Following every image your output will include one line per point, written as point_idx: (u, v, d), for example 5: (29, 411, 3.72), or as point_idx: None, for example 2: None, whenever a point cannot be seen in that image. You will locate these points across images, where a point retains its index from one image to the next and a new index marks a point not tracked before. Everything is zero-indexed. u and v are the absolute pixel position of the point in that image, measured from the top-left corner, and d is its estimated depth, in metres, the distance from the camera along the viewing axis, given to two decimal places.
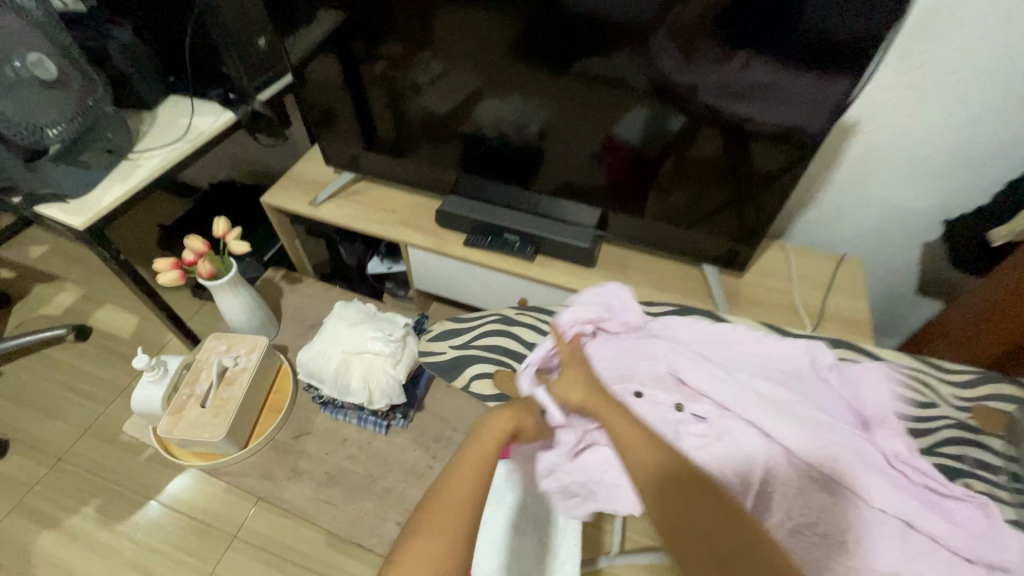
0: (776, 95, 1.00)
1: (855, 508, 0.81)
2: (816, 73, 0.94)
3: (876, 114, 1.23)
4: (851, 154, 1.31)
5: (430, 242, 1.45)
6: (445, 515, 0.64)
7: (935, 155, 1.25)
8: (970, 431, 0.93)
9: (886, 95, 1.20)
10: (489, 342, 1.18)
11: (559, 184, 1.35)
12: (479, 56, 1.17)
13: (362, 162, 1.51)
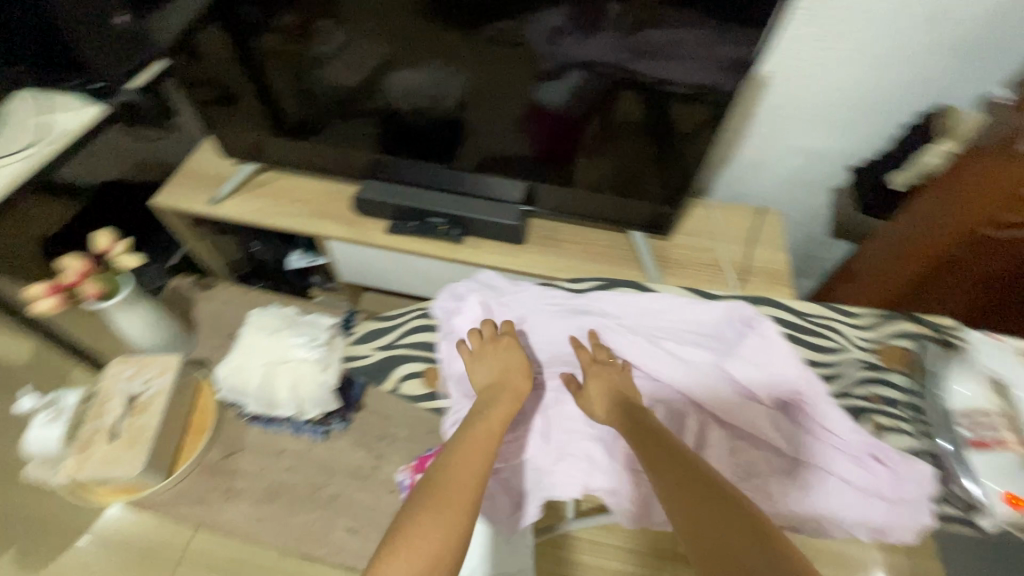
0: (691, 50, 0.91)
1: (771, 457, 0.87)
2: (733, 23, 0.85)
3: (801, 60, 1.15)
4: (775, 104, 1.23)
5: (353, 232, 1.31)
6: (452, 491, 0.65)
7: (865, 100, 1.19)
8: (877, 371, 0.92)
9: (811, 39, 1.11)
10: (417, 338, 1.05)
11: (481, 159, 1.22)
12: (382, 21, 1.00)
13: (265, 148, 1.34)
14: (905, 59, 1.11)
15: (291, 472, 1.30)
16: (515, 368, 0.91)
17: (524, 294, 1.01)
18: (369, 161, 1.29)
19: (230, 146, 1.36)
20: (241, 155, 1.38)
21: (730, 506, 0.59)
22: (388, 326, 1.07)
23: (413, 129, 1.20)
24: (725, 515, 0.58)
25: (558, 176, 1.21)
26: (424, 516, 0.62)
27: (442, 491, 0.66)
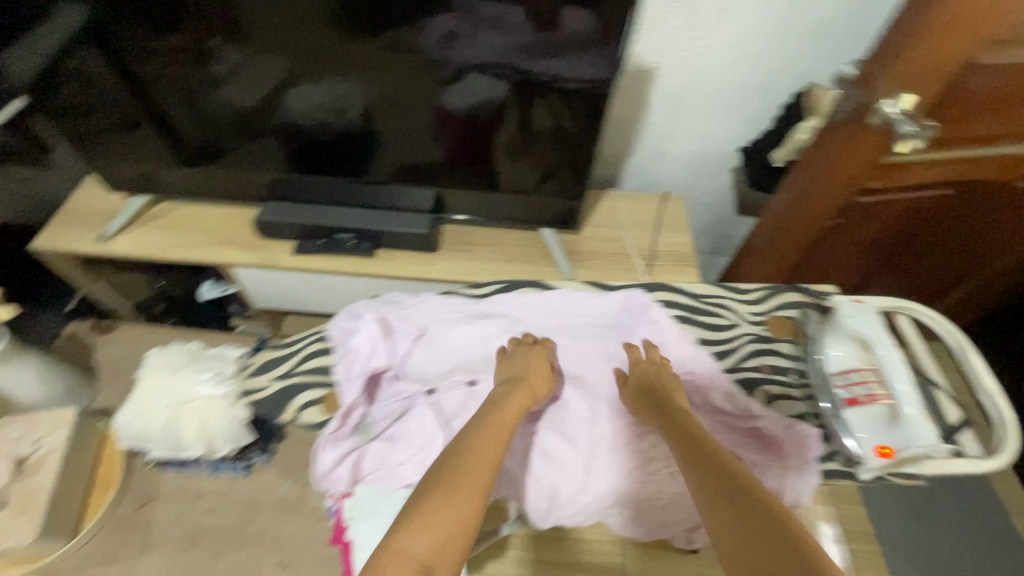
0: (590, 48, 0.92)
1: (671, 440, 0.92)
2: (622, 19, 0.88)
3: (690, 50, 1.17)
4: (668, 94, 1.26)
5: (253, 258, 1.24)
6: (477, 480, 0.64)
7: (753, 83, 1.23)
8: (765, 341, 0.99)
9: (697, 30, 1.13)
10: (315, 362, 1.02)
11: (392, 171, 1.18)
12: (282, 38, 0.95)
13: (155, 179, 1.24)
14: (782, 43, 1.15)
15: (212, 514, 1.24)
16: (539, 373, 0.88)
17: (424, 305, 1.01)
18: (272, 182, 1.23)
19: (114, 182, 1.25)
20: (128, 188, 1.27)
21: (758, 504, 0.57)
22: (284, 353, 1.05)
23: (317, 145, 1.15)
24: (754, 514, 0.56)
25: (460, 183, 1.20)
26: (426, 504, 0.60)
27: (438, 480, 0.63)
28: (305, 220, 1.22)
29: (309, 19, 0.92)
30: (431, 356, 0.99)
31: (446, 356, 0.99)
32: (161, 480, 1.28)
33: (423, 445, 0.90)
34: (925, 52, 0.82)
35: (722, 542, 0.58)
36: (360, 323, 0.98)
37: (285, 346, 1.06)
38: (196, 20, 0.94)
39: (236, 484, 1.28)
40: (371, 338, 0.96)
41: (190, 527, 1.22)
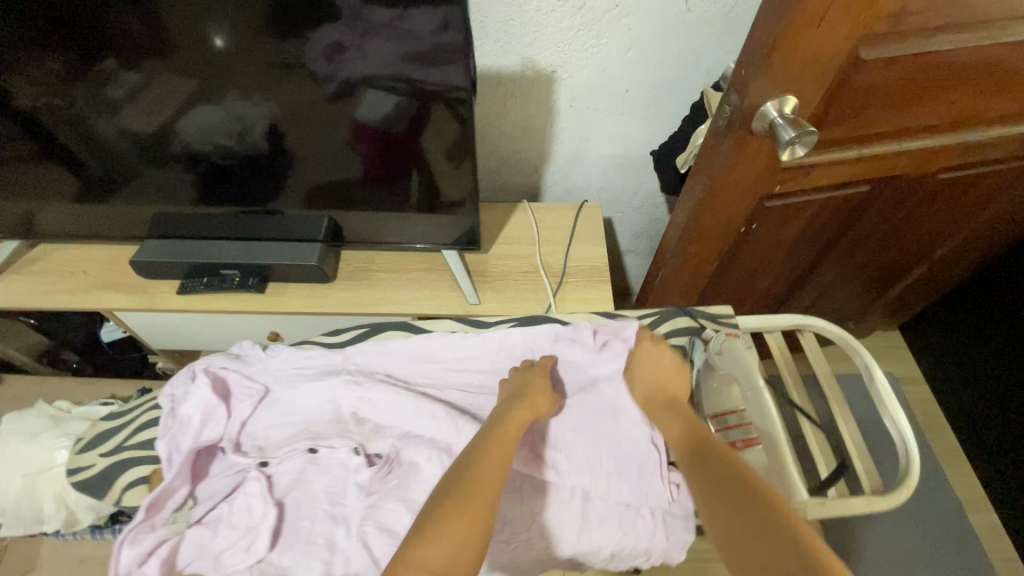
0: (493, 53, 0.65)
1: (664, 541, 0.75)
2: None
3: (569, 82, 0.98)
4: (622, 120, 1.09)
5: (189, 251, 0.88)
6: (483, 488, 0.52)
7: None
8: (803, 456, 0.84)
9: None
10: (152, 433, 0.59)
11: (313, 198, 0.86)
12: (150, 47, 0.67)
13: (38, 218, 0.89)
14: (668, 76, 0.92)
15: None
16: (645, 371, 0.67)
17: (272, 362, 0.62)
18: (151, 219, 0.90)
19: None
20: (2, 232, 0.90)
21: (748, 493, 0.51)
22: (112, 425, 0.61)
23: (218, 174, 0.83)
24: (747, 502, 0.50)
25: (506, 185, 1.14)
26: (506, 430, 0.58)
27: (543, 392, 0.62)
28: (269, 234, 0.90)
29: (215, 39, 0.66)
30: (271, 424, 0.60)
31: (292, 418, 0.61)
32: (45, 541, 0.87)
33: (253, 535, 0.55)
34: (792, 80, 0.59)
35: (715, 521, 0.52)
36: (188, 385, 0.58)
37: (119, 408, 0.62)
38: (115, 34, 0.66)
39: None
40: (203, 405, 0.57)
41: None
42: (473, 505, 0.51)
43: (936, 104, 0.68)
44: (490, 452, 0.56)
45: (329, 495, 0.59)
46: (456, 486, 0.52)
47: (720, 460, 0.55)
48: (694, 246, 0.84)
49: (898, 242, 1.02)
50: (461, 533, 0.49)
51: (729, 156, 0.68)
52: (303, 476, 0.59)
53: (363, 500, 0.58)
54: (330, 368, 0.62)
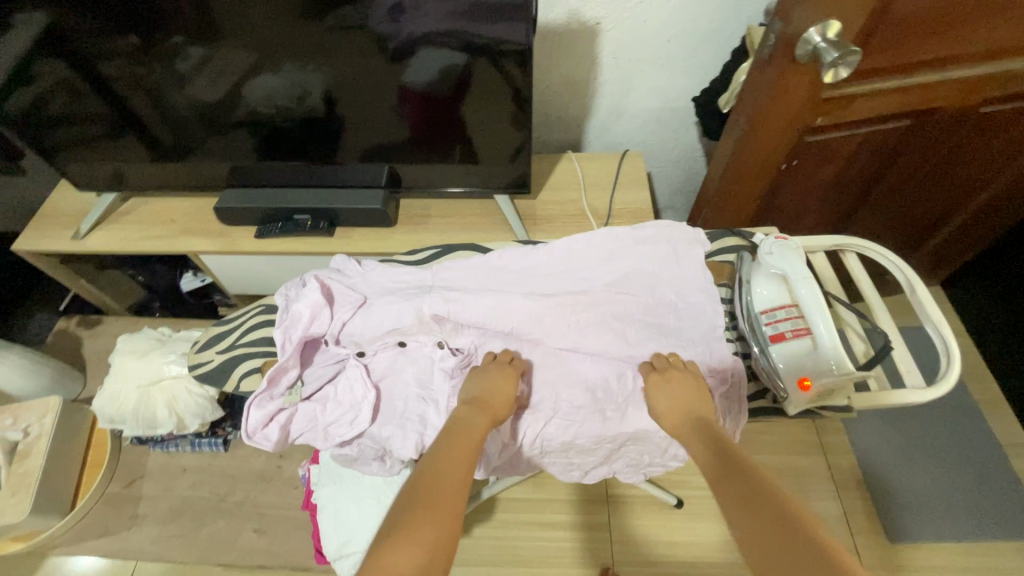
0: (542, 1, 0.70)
1: None
2: None
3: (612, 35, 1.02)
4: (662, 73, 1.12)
5: (265, 197, 0.97)
6: (445, 497, 0.45)
7: None
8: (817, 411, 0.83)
9: None
10: (261, 331, 0.65)
11: (370, 154, 0.94)
12: (222, 21, 0.75)
13: (129, 174, 0.99)
14: (711, 26, 0.96)
15: (199, 486, 1.00)
16: (680, 408, 0.58)
17: (370, 275, 0.68)
18: (230, 171, 0.98)
19: (79, 180, 0.99)
20: (99, 186, 1.00)
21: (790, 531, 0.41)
22: (223, 329, 0.68)
23: (279, 135, 0.92)
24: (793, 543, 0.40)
25: (549, 141, 1.19)
26: (465, 439, 0.53)
27: (499, 399, 0.58)
28: (338, 183, 0.98)
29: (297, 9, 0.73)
30: (369, 328, 0.63)
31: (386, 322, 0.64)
32: (151, 454, 1.03)
33: (356, 411, 0.60)
34: (839, 4, 0.63)
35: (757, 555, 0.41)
36: (300, 288, 0.64)
37: (225, 317, 0.70)
38: (186, 14, 0.74)
39: (234, 459, 1.02)
40: (312, 304, 0.62)
41: (179, 498, 0.99)
42: (442, 513, 0.44)
43: (976, 32, 0.71)
44: (453, 456, 0.50)
45: (420, 378, 0.63)
46: (411, 499, 0.45)
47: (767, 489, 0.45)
48: (738, 182, 0.88)
49: (937, 186, 1.03)
50: (434, 535, 0.42)
51: (773, 85, 0.72)
52: (396, 366, 0.64)
53: (448, 382, 0.63)
54: (420, 283, 0.66)
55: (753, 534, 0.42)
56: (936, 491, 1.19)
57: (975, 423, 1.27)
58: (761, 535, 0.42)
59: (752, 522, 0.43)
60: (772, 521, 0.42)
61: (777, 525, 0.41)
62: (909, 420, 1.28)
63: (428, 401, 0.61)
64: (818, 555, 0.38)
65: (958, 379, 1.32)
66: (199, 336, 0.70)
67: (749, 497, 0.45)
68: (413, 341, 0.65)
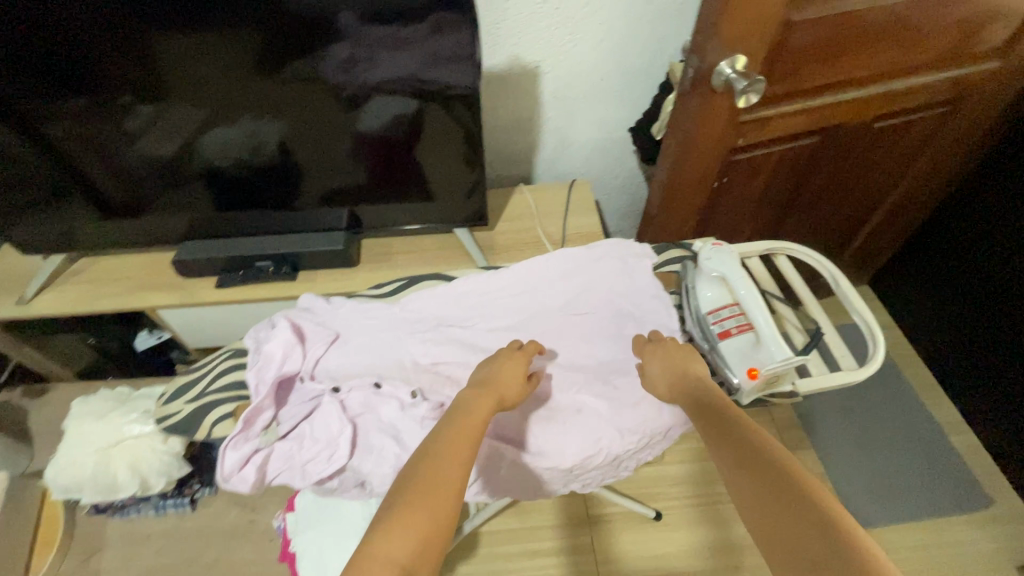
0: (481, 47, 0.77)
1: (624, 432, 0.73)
2: None
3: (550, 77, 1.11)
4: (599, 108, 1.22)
5: (224, 247, 0.97)
6: (445, 483, 0.45)
7: None
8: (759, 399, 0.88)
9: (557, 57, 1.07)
10: (232, 375, 0.64)
11: (328, 200, 0.97)
12: (175, 79, 0.77)
13: (80, 234, 0.97)
14: (639, 64, 1.06)
15: (166, 551, 0.95)
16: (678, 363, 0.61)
17: (339, 311, 0.69)
18: (188, 224, 0.98)
19: (24, 244, 0.96)
20: (46, 248, 0.98)
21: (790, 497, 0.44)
22: (191, 377, 0.66)
23: (235, 186, 0.93)
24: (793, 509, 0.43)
25: (502, 176, 1.25)
26: (469, 418, 0.52)
27: (508, 381, 0.58)
28: (298, 227, 1.00)
29: (244, 64, 0.76)
30: (342, 363, 0.65)
31: (361, 359, 0.66)
32: (110, 524, 0.97)
33: (333, 447, 0.58)
34: (742, 39, 0.72)
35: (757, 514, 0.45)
36: (271, 329, 0.65)
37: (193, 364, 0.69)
38: (139, 76, 0.76)
39: (202, 520, 0.97)
40: (285, 343, 0.63)
41: (144, 567, 0.93)
42: (436, 499, 0.44)
43: (859, 59, 0.83)
44: (455, 439, 0.50)
45: (394, 418, 0.60)
46: (412, 484, 0.45)
47: (767, 454, 0.48)
48: (678, 200, 0.95)
49: (851, 194, 1.15)
50: (427, 522, 0.42)
51: (697, 113, 0.80)
52: (371, 404, 0.61)
53: (422, 431, 0.59)
54: (390, 317, 0.68)
55: (755, 502, 0.45)
56: (891, 475, 1.26)
57: (916, 407, 1.37)
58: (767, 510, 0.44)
59: (757, 492, 0.46)
60: (780, 495, 0.44)
61: (779, 488, 0.45)
62: (858, 410, 1.37)
63: (402, 444, 0.59)
64: (823, 539, 0.40)
65: (896, 369, 1.43)
66: (164, 387, 0.68)
67: (755, 469, 0.47)
68: (388, 381, 0.62)
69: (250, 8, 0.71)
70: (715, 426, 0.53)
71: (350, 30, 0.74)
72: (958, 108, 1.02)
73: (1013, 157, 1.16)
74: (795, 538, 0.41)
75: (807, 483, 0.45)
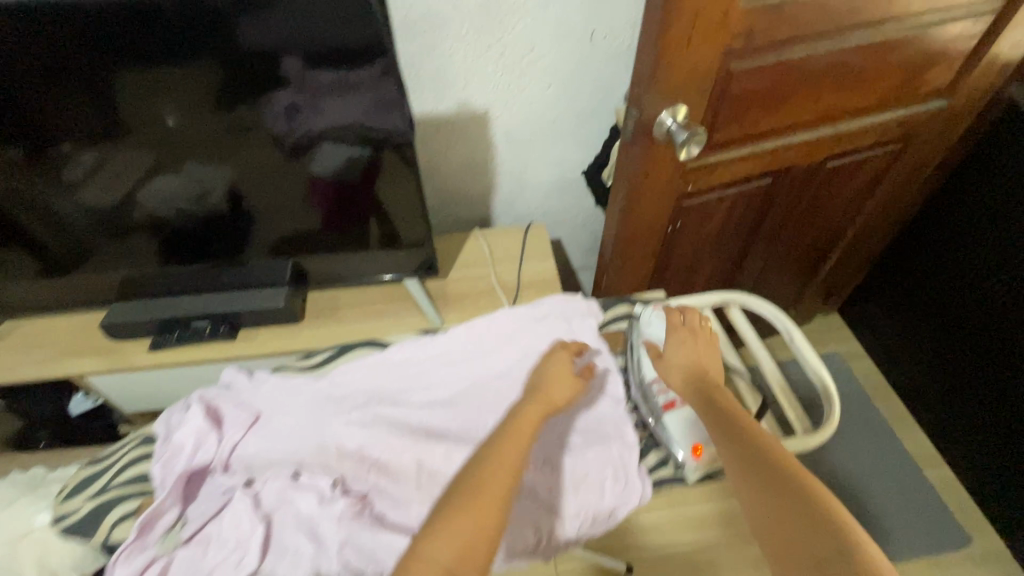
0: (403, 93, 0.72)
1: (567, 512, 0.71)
2: None
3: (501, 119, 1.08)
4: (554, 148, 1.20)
5: (160, 308, 0.92)
6: (499, 482, 0.48)
7: None
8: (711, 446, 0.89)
9: None
10: (137, 467, 0.60)
11: (279, 248, 0.92)
12: (114, 129, 0.72)
13: (5, 294, 0.91)
14: (589, 105, 1.04)
15: None
16: (705, 359, 0.66)
17: (262, 388, 0.64)
18: (122, 281, 0.92)
19: None
20: None
21: (796, 495, 0.48)
22: (94, 469, 0.61)
23: (181, 237, 0.88)
24: (800, 507, 0.47)
25: (459, 218, 1.22)
26: (519, 426, 0.55)
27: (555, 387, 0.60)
28: (238, 283, 0.94)
29: (188, 112, 0.71)
30: (260, 447, 0.61)
31: (280, 444, 0.61)
32: None
33: (241, 551, 0.53)
34: (679, 89, 0.70)
35: (762, 510, 0.49)
36: (183, 413, 0.61)
37: (99, 454, 0.64)
38: (75, 124, 0.71)
39: None
40: (196, 430, 0.59)
41: None
42: (487, 501, 0.46)
43: (806, 102, 0.82)
44: (508, 441, 0.52)
45: (313, 512, 0.55)
46: (472, 486, 0.47)
47: (772, 456, 0.52)
48: (631, 246, 0.92)
49: (810, 228, 1.14)
50: (473, 525, 0.44)
51: (639, 161, 0.77)
52: (287, 497, 0.56)
53: (340, 530, 0.54)
54: (315, 393, 0.64)
55: (761, 501, 0.49)
56: (867, 514, 1.24)
57: (890, 440, 1.35)
58: (778, 516, 0.47)
59: (764, 497, 0.49)
60: (784, 494, 0.48)
61: (786, 486, 0.48)
62: (832, 445, 1.34)
63: (317, 545, 0.54)
64: (830, 539, 0.43)
65: (868, 400, 1.42)
66: (67, 479, 0.63)
67: (762, 471, 0.50)
68: (308, 471, 0.57)
69: (199, 52, 0.65)
70: (722, 428, 0.57)
71: (290, 76, 0.69)
72: (907, 145, 1.02)
73: (965, 189, 1.16)
74: (796, 535, 0.45)
75: (811, 484, 0.48)
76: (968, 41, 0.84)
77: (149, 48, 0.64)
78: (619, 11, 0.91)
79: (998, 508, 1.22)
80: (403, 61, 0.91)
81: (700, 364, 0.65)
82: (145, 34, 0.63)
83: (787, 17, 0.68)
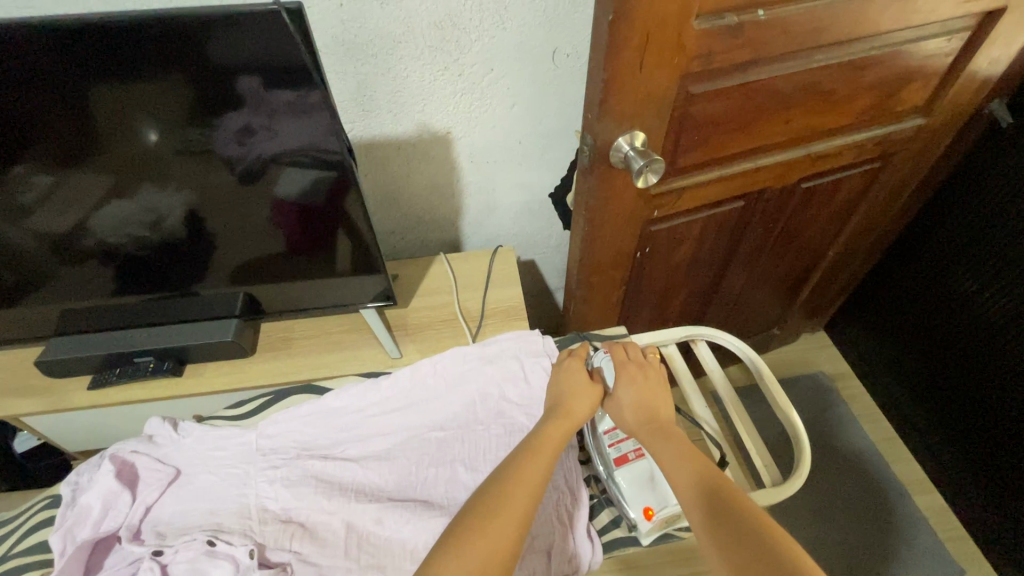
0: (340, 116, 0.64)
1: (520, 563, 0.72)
2: None
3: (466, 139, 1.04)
4: None
5: (99, 343, 0.87)
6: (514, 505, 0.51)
7: None
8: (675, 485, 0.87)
9: None
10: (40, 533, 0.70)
11: (238, 276, 0.84)
12: (61, 148, 0.63)
13: None
14: (557, 124, 1.00)
15: None
16: (656, 399, 0.64)
17: (184, 445, 0.72)
18: (60, 317, 0.86)
19: None
20: None
21: (753, 535, 0.46)
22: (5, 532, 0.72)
23: (137, 264, 0.80)
24: (756, 546, 0.45)
25: (426, 242, 1.18)
26: (538, 443, 0.58)
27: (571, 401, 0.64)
28: (190, 315, 0.88)
29: (142, 134, 0.63)
30: (173, 506, 0.69)
31: (197, 505, 0.69)
32: None
33: None
34: (634, 115, 0.66)
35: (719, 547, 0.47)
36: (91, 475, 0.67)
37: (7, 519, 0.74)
38: (18, 142, 0.62)
39: None
40: (104, 497, 0.66)
41: None
42: (503, 523, 0.49)
43: (779, 122, 0.78)
44: (528, 460, 0.56)
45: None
46: (490, 506, 0.51)
47: (730, 495, 0.51)
48: (597, 274, 0.87)
49: (792, 248, 1.09)
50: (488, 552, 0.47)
51: (597, 190, 0.73)
52: (198, 565, 0.63)
53: None
54: (241, 445, 0.73)
55: (718, 540, 0.48)
56: (848, 544, 1.20)
57: (875, 464, 1.31)
58: (733, 553, 0.46)
59: (721, 537, 0.47)
60: (740, 533, 0.47)
61: (742, 527, 0.47)
62: (814, 471, 1.30)
63: None
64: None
65: (854, 423, 1.37)
66: None
67: (717, 509, 0.49)
68: (223, 538, 0.64)
69: (161, 68, 0.58)
70: (680, 465, 0.56)
71: (241, 96, 0.61)
72: (887, 164, 0.98)
73: (962, 206, 1.10)
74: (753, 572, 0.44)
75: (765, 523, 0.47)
76: (943, 58, 0.80)
77: (97, 60, 0.56)
78: (582, 30, 0.87)
79: (987, 536, 1.17)
80: (359, 82, 0.87)
81: (650, 404, 0.63)
82: (93, 45, 0.55)
83: (745, 39, 0.64)
